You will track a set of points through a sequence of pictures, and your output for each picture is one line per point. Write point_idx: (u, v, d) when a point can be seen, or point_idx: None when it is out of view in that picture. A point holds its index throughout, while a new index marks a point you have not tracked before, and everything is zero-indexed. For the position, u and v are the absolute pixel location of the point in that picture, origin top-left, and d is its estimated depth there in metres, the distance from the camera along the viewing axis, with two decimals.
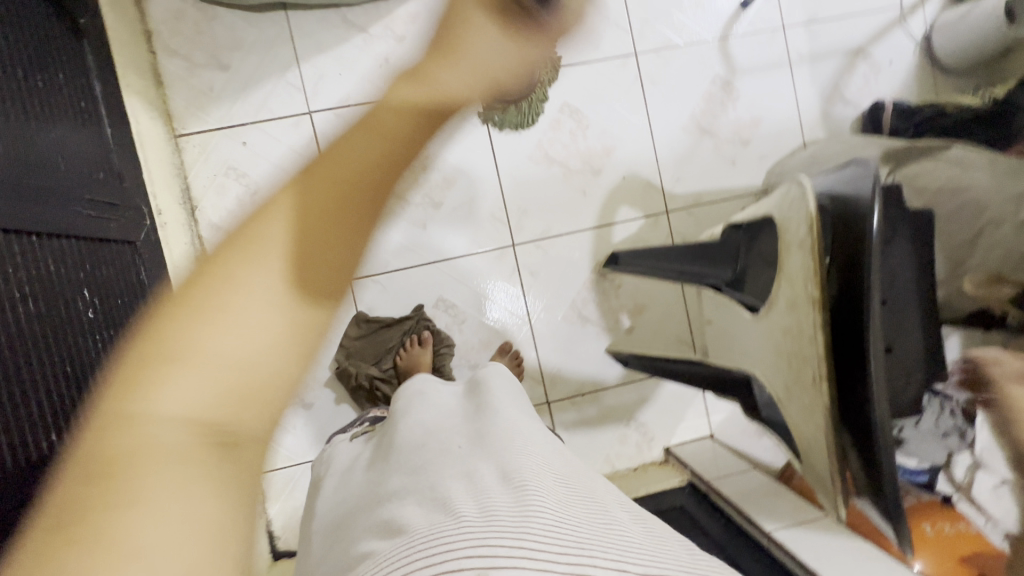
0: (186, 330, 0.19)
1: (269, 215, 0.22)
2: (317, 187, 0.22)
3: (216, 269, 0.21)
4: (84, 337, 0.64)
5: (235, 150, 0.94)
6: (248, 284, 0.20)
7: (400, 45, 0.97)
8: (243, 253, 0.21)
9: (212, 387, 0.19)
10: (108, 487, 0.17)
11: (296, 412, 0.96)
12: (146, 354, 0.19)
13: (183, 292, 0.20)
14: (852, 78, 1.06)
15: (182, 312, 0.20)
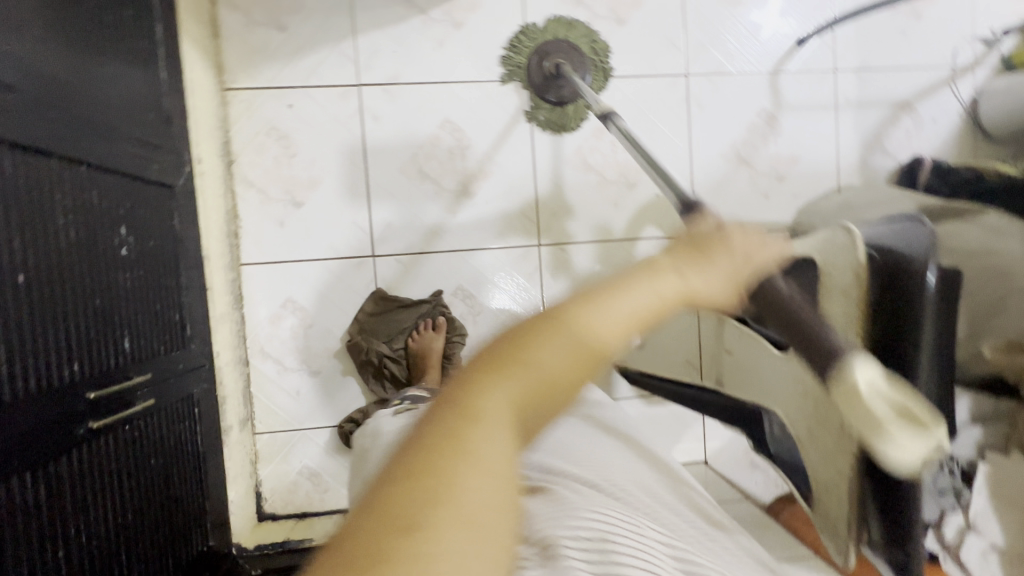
0: (534, 352, 0.30)
1: (591, 299, 0.33)
2: (625, 296, 0.33)
3: (555, 321, 0.31)
4: (115, 274, 0.65)
5: (279, 111, 0.94)
6: (558, 353, 0.30)
7: (457, 32, 0.97)
8: (553, 330, 0.31)
9: (537, 396, 0.29)
10: (457, 452, 0.26)
11: (302, 378, 0.96)
12: (508, 354, 0.30)
13: (530, 328, 0.31)
14: (894, 130, 1.07)
15: (535, 341, 0.31)
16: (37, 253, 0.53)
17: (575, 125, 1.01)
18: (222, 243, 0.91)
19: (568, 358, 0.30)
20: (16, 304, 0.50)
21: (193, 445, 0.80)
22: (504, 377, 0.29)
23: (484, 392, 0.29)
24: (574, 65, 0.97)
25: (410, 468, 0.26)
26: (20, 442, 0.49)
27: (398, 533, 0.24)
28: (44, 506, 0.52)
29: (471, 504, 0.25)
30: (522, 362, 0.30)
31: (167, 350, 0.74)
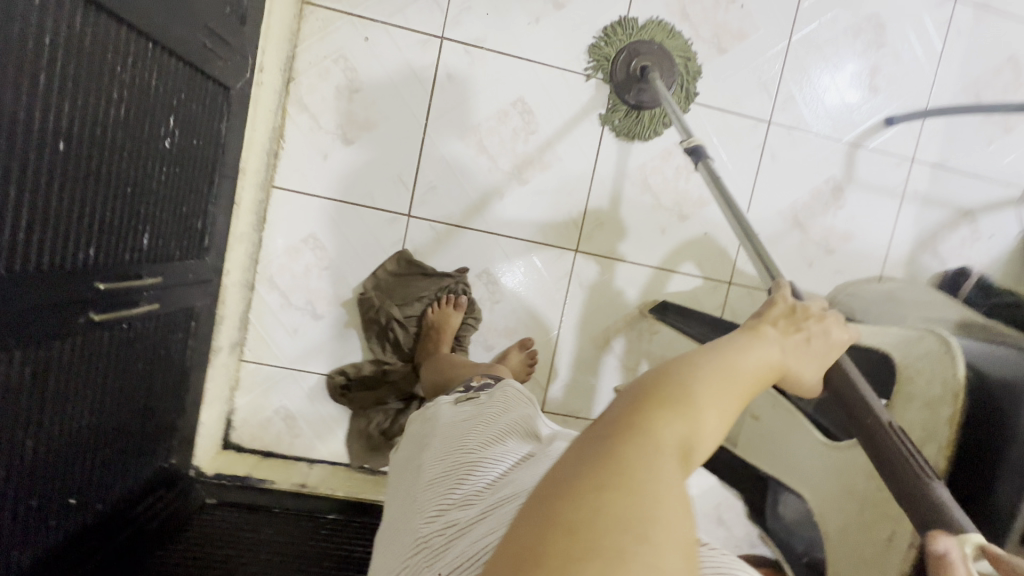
0: (684, 396, 0.37)
1: (713, 363, 0.41)
2: (733, 363, 0.42)
3: (691, 374, 0.39)
4: (152, 164, 0.60)
5: (354, 41, 0.89)
6: (705, 407, 0.38)
7: (555, 12, 0.93)
8: (695, 387, 0.38)
9: (688, 433, 0.36)
10: (651, 471, 0.32)
11: (303, 319, 0.93)
12: (664, 393, 0.37)
13: (674, 375, 0.39)
14: (950, 235, 1.06)
15: (680, 386, 0.38)
16: (82, 120, 0.49)
17: (646, 136, 0.97)
18: (261, 160, 0.86)
19: (710, 413, 0.38)
20: (47, 169, 0.46)
21: (181, 358, 0.76)
22: (668, 418, 0.36)
23: (658, 426, 0.35)
24: (662, 73, 0.93)
25: (620, 479, 0.31)
26: (18, 316, 0.45)
27: (634, 536, 0.28)
28: (25, 388, 0.48)
29: (674, 518, 0.30)
30: (677, 408, 0.36)
31: (182, 256, 0.70)
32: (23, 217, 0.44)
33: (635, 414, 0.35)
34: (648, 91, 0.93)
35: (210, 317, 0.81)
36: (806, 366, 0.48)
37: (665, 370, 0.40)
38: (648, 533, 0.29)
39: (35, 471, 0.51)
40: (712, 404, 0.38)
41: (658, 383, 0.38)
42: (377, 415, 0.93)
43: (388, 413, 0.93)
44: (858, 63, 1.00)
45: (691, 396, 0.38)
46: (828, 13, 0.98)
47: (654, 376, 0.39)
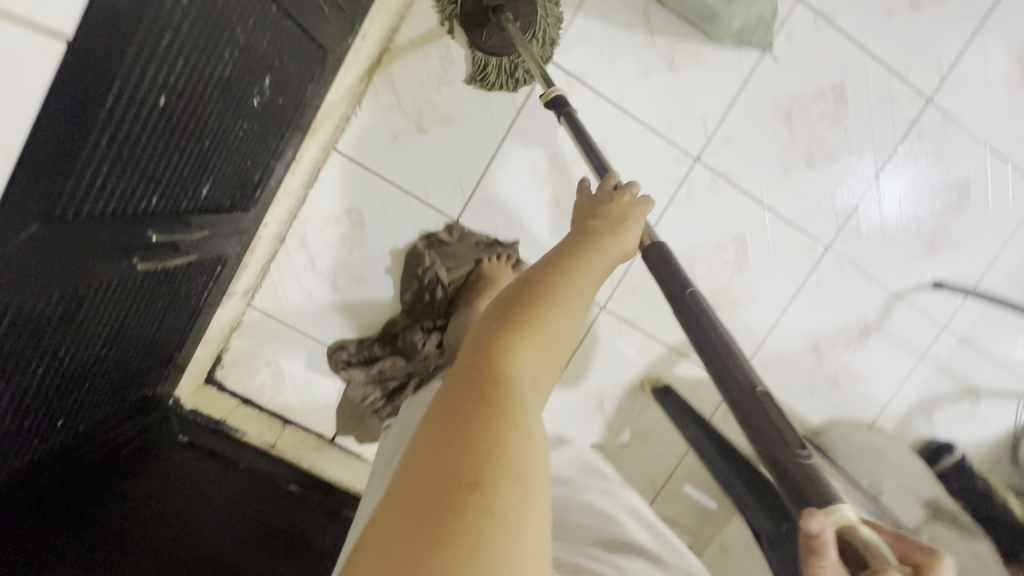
0: (539, 317, 0.40)
1: (567, 271, 0.43)
2: (591, 270, 0.44)
3: (548, 291, 0.41)
4: (236, 121, 0.58)
5: (461, 35, 0.85)
6: (557, 323, 0.40)
7: (667, 74, 0.90)
8: (546, 302, 0.40)
9: (538, 354, 0.39)
10: (505, 402, 0.35)
11: (323, 285, 0.92)
12: (520, 319, 0.39)
13: (532, 295, 0.41)
14: (950, 406, 1.08)
15: (537, 306, 0.40)
16: (184, 74, 0.46)
17: (517, 83, 0.84)
18: (332, 122, 0.84)
19: (561, 330, 0.40)
20: (139, 121, 0.44)
21: (195, 299, 0.74)
22: (508, 350, 0.38)
23: (503, 360, 0.37)
24: (516, 10, 0.76)
25: (467, 434, 0.33)
26: (68, 262, 0.44)
27: (474, 483, 0.31)
28: (51, 324, 0.47)
29: (524, 444, 0.34)
30: (523, 335, 0.39)
31: (230, 206, 0.68)
32: (101, 167, 0.43)
33: (481, 357, 0.37)
34: (501, 35, 0.78)
35: (236, 263, 0.79)
36: (633, 242, 0.49)
37: (515, 294, 0.41)
38: (495, 478, 0.31)
39: (33, 398, 0.51)
40: (566, 317, 0.41)
41: (511, 312, 0.40)
42: (373, 392, 0.94)
43: (384, 391, 0.94)
44: (931, 221, 1.00)
45: (541, 313, 0.40)
46: (923, 163, 0.97)
47: (505, 299, 0.42)
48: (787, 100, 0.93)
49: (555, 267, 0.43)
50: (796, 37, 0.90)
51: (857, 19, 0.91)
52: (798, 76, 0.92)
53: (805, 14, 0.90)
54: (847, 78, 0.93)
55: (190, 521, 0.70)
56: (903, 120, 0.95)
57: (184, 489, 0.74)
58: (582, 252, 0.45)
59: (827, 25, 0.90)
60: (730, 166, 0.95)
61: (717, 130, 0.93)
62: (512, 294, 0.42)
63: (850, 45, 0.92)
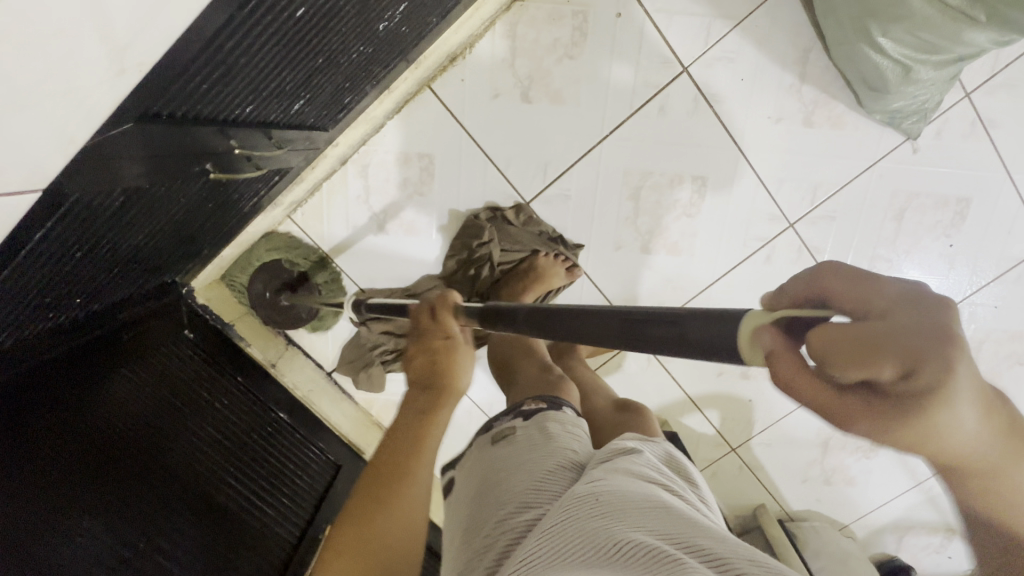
0: (357, 534, 0.47)
1: (380, 479, 0.49)
2: (413, 457, 0.50)
3: (361, 506, 0.48)
4: (353, 41, 0.51)
5: (604, 9, 0.76)
6: (382, 524, 0.47)
7: (799, 127, 0.82)
8: (374, 493, 0.48)
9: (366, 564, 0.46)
10: None
11: (370, 221, 0.87)
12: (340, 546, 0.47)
13: (352, 517, 0.48)
14: (923, 535, 1.09)
15: (353, 528, 0.47)
16: None
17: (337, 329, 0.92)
18: (438, 58, 0.76)
19: (383, 524, 0.47)
20: (259, 15, 0.38)
21: (243, 205, 0.70)
22: (339, 565, 0.46)
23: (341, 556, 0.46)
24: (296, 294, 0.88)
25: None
26: (147, 161, 0.40)
27: None
28: (105, 212, 0.43)
29: None
30: (347, 545, 0.46)
31: (313, 124, 0.62)
32: (206, 66, 0.38)
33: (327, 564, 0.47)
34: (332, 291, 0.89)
35: (294, 175, 0.74)
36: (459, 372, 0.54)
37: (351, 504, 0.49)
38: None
39: (66, 276, 0.47)
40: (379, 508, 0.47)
41: (338, 532, 0.48)
42: (386, 343, 0.90)
43: (397, 346, 0.91)
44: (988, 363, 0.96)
45: (357, 512, 0.47)
46: (1009, 304, 0.92)
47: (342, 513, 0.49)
48: (907, 196, 0.86)
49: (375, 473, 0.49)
50: (944, 134, 0.83)
51: (1014, 137, 0.83)
52: (929, 177, 0.85)
53: (964, 114, 0.82)
54: (976, 195, 0.86)
55: (182, 433, 0.68)
56: (1010, 257, 0.89)
57: (176, 391, 0.71)
58: (413, 424, 0.52)
59: (982, 133, 0.83)
60: (820, 244, 0.89)
61: (823, 203, 0.87)
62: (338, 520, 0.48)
63: (995, 163, 0.84)
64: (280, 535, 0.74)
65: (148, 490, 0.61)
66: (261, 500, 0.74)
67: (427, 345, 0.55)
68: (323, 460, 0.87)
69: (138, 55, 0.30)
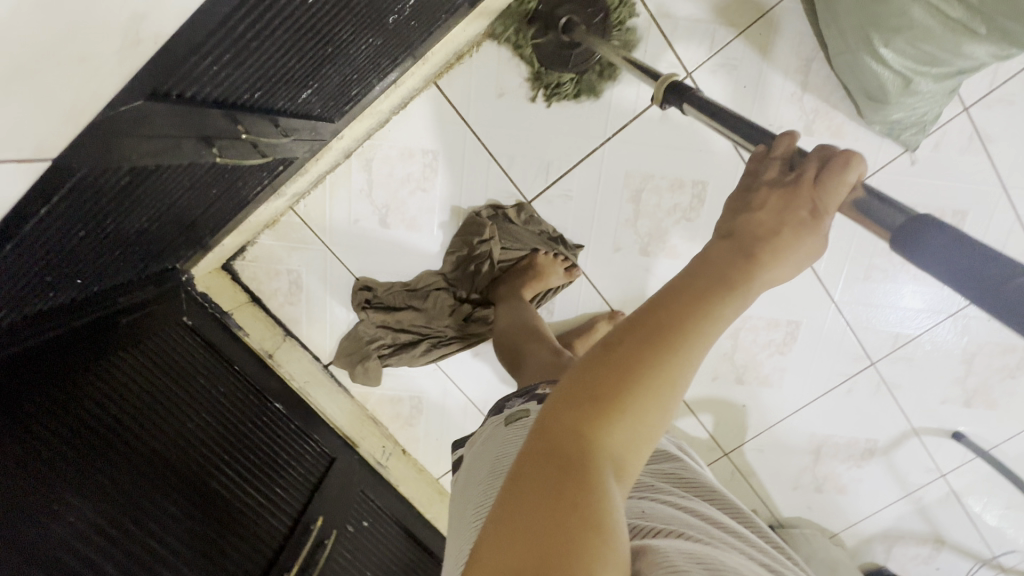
0: (638, 376, 0.32)
1: (688, 309, 0.34)
2: (731, 306, 0.35)
3: (654, 340, 0.33)
4: (365, 33, 0.52)
5: (611, 13, 0.77)
6: (676, 371, 0.33)
7: (800, 136, 0.83)
8: (670, 330, 0.34)
9: (632, 423, 0.32)
10: (591, 481, 0.30)
11: (372, 215, 0.87)
12: (612, 387, 0.32)
13: (634, 351, 0.33)
14: (910, 545, 1.10)
15: (632, 369, 0.33)
16: None
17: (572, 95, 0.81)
18: (446, 54, 0.76)
19: (676, 367, 0.33)
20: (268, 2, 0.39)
21: (247, 192, 0.70)
22: (581, 419, 0.32)
23: (614, 407, 0.32)
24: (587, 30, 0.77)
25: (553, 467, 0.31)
26: (154, 139, 0.40)
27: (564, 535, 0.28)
28: (113, 191, 0.43)
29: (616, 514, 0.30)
30: (600, 399, 0.32)
31: (319, 115, 0.62)
32: (218, 48, 0.38)
33: (574, 409, 0.32)
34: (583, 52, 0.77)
35: (298, 165, 0.74)
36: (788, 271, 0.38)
37: (625, 331, 0.34)
38: (578, 559, 0.27)
39: (69, 254, 0.47)
40: (667, 380, 0.32)
41: (602, 361, 0.33)
42: (384, 337, 0.91)
43: (395, 340, 0.91)
44: (981, 376, 0.97)
45: (635, 362, 0.33)
46: None
47: (611, 339, 0.34)
48: (904, 207, 0.87)
49: (675, 301, 0.35)
50: (942, 147, 0.84)
51: (1012, 152, 0.84)
52: (926, 188, 0.86)
53: (962, 128, 0.83)
54: (972, 209, 0.87)
55: (178, 419, 0.69)
56: None
57: (172, 378, 0.71)
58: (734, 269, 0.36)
59: (979, 148, 0.84)
60: None
61: None
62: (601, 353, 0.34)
63: (992, 177, 0.85)
64: (271, 526, 0.73)
65: (142, 472, 0.61)
66: (255, 488, 0.74)
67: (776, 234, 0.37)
68: (318, 451, 0.87)
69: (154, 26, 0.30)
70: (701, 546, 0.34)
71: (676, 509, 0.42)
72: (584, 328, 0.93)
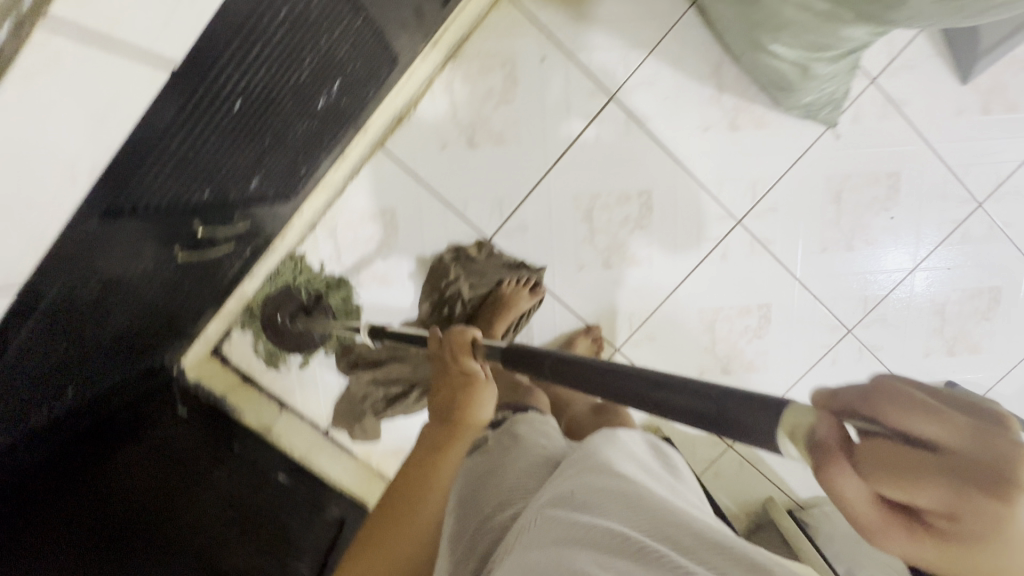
0: (403, 522, 0.48)
1: (430, 467, 0.53)
2: (450, 461, 0.54)
3: (415, 494, 0.50)
4: (299, 118, 0.57)
5: (529, 56, 0.84)
6: (424, 510, 0.50)
7: (726, 132, 0.89)
8: (416, 483, 0.51)
9: (402, 556, 0.47)
10: None
11: (344, 278, 0.92)
12: (389, 525, 0.48)
13: (400, 504, 0.49)
14: None
15: (401, 516, 0.48)
16: (257, 77, 0.45)
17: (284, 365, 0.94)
18: (385, 121, 0.82)
19: (423, 509, 0.50)
20: (206, 118, 0.43)
21: (220, 279, 0.74)
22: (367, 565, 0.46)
23: (383, 542, 0.47)
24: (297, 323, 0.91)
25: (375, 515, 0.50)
26: (117, 248, 0.44)
27: None
28: (88, 301, 0.47)
29: None
30: (378, 550, 0.47)
31: (273, 197, 0.67)
32: (167, 156, 0.42)
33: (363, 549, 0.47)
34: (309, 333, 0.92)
35: (266, 246, 0.79)
36: (484, 411, 0.59)
37: (393, 493, 0.51)
38: None
39: (56, 367, 0.51)
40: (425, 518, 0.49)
41: (383, 513, 0.49)
42: (376, 392, 0.94)
43: (387, 394, 0.94)
44: (956, 323, 1.00)
45: (395, 514, 0.49)
46: (960, 265, 0.97)
47: (385, 501, 0.50)
48: (840, 179, 0.92)
49: (417, 463, 0.53)
50: (861, 119, 0.89)
51: (926, 111, 0.90)
52: (856, 158, 0.91)
53: (875, 98, 0.89)
54: (903, 168, 0.92)
55: (189, 504, 0.69)
56: (948, 220, 0.95)
57: (177, 466, 0.72)
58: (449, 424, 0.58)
59: (895, 112, 0.89)
60: (770, 236, 0.94)
61: (764, 197, 0.92)
62: (380, 511, 0.49)
63: (914, 137, 0.91)
64: None
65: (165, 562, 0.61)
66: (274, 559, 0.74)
67: (465, 377, 0.63)
68: (328, 519, 0.87)
69: (90, 162, 0.32)
70: (621, 542, 0.35)
71: (629, 483, 0.42)
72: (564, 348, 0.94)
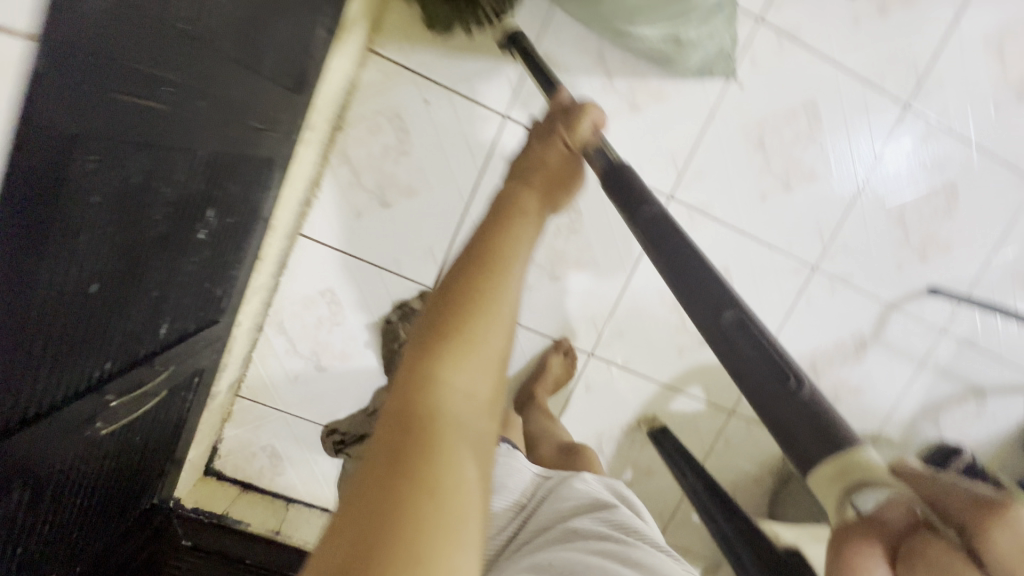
0: (492, 288, 0.33)
1: (517, 221, 0.38)
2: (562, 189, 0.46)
3: (501, 243, 0.36)
4: (183, 258, 0.57)
5: (413, 103, 0.83)
6: (516, 267, 0.35)
7: (630, 115, 0.87)
8: (501, 231, 0.37)
9: (489, 345, 0.32)
10: (452, 425, 0.29)
11: (307, 367, 0.92)
12: (471, 289, 0.33)
13: (484, 262, 0.34)
14: (954, 409, 1.08)
15: (487, 276, 0.33)
16: (116, 256, 0.45)
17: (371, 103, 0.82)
18: (293, 211, 0.82)
19: (512, 266, 0.35)
20: (70, 319, 0.43)
21: (180, 413, 0.75)
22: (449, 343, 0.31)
23: (478, 317, 0.32)
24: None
25: (378, 487, 0.25)
26: (22, 465, 0.43)
27: (424, 483, 0.26)
28: (21, 513, 0.47)
29: (473, 454, 0.29)
30: (464, 318, 0.32)
31: (195, 328, 0.68)
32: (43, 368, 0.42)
33: (440, 332, 0.31)
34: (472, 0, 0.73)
35: (216, 365, 0.80)
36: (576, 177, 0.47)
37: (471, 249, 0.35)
38: (434, 478, 0.26)
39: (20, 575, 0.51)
40: (513, 283, 0.35)
41: (462, 278, 0.33)
42: None
43: None
44: (920, 228, 0.97)
45: (486, 266, 0.34)
46: (906, 170, 0.95)
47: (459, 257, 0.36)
48: (758, 125, 0.89)
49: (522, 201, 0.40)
50: (761, 59, 0.87)
51: (823, 31, 0.86)
52: (767, 100, 0.89)
53: (769, 36, 0.86)
54: (819, 96, 0.89)
55: None
56: (881, 131, 0.92)
57: None
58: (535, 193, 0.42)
59: (793, 43, 0.86)
60: (707, 202, 0.92)
61: (688, 166, 0.90)
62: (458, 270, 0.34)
63: (820, 61, 0.88)
64: None
65: None
66: None
67: (563, 154, 0.47)
68: None
69: None
70: None
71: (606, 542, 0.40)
72: (540, 368, 0.94)
